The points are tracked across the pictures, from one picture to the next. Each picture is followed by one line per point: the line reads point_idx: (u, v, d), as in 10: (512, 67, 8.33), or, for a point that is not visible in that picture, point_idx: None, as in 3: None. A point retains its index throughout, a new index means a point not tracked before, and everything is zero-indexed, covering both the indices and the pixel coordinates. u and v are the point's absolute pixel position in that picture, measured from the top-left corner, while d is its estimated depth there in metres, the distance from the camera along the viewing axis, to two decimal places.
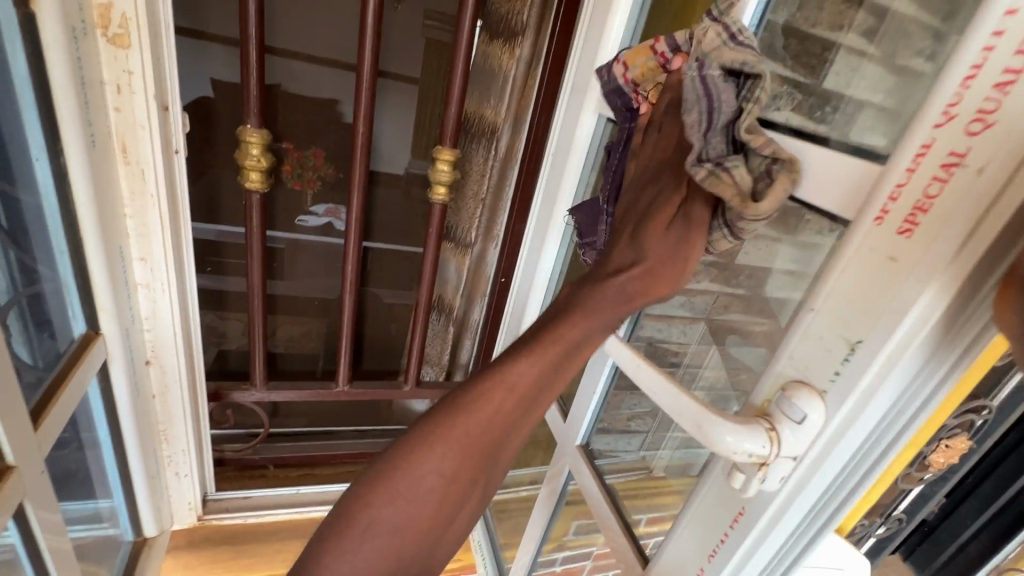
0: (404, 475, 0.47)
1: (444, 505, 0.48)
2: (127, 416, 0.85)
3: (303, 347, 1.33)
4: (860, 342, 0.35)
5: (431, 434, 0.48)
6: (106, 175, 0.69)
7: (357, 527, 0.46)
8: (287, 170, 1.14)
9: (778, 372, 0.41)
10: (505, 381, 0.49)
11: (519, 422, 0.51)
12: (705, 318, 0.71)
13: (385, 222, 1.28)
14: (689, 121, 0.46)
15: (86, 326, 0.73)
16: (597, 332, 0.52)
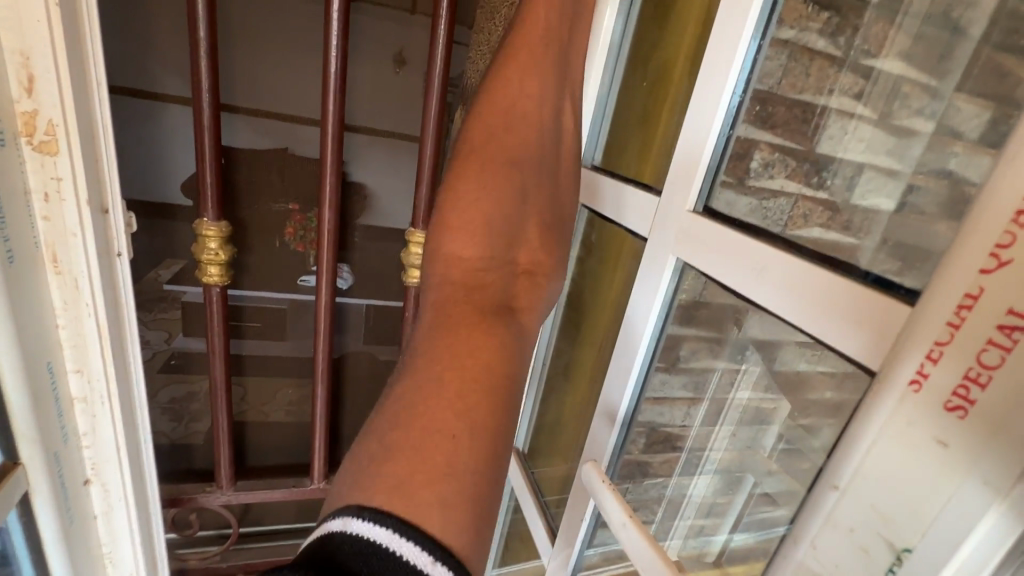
0: (458, 194, 0.63)
1: (524, 184, 0.65)
2: (55, 548, 0.75)
3: (302, 413, 1.23)
4: (908, 551, 0.26)
5: (474, 153, 0.64)
6: (30, 289, 0.63)
7: (447, 224, 0.62)
8: (290, 233, 1.10)
9: (797, 563, 0.31)
10: (506, 91, 0.64)
11: (542, 108, 0.65)
12: (710, 398, 0.62)
13: (369, 285, 1.22)
14: None
15: (3, 456, 0.65)
16: (558, 40, 0.64)
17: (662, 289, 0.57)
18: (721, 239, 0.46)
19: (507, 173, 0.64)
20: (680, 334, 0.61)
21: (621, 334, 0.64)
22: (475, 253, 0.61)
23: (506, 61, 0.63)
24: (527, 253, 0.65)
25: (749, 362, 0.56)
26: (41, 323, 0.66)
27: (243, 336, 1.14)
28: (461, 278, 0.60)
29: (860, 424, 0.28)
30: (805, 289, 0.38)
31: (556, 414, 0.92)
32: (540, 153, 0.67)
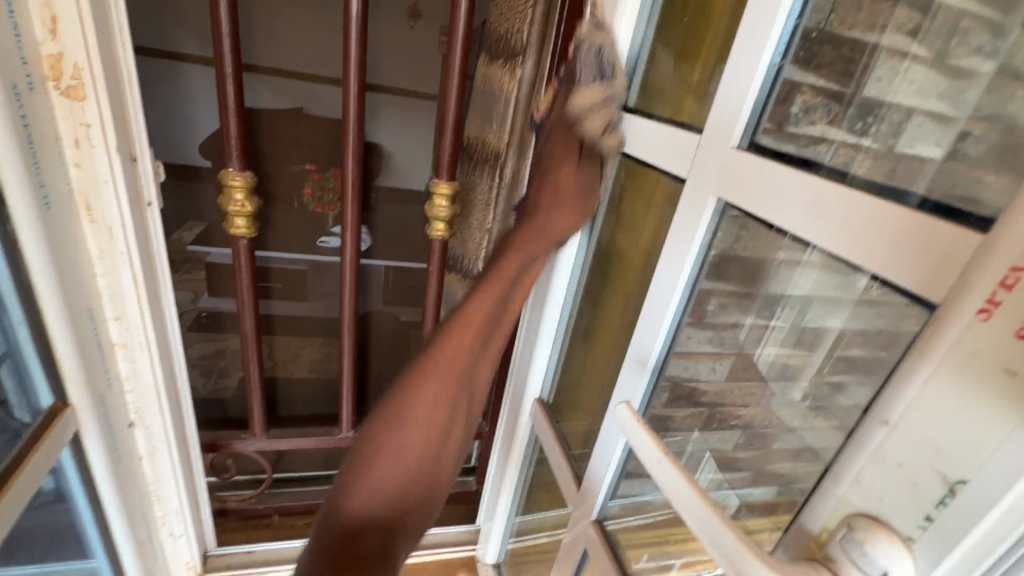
0: (410, 397, 0.63)
1: (422, 454, 0.62)
2: (106, 484, 0.79)
3: (324, 372, 1.27)
4: (964, 482, 0.25)
5: (427, 359, 0.66)
6: (67, 236, 0.64)
7: (390, 410, 0.63)
8: (308, 193, 1.10)
9: (841, 498, 0.31)
10: (413, 389, 0.64)
11: (458, 382, 0.67)
12: (736, 352, 0.62)
13: (390, 243, 1.21)
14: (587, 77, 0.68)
15: (54, 397, 0.68)
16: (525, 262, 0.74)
17: (699, 236, 0.56)
18: (767, 176, 0.45)
19: (450, 391, 0.66)
20: (711, 289, 0.61)
21: (653, 283, 0.63)
22: (368, 503, 0.57)
23: (459, 315, 0.68)
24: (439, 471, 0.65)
25: (778, 319, 0.57)
26: (80, 271, 0.68)
27: (270, 298, 1.18)
28: (399, 479, 0.60)
29: (917, 358, 0.27)
30: (857, 225, 0.37)
31: (580, 369, 0.93)
32: (439, 462, 0.65)
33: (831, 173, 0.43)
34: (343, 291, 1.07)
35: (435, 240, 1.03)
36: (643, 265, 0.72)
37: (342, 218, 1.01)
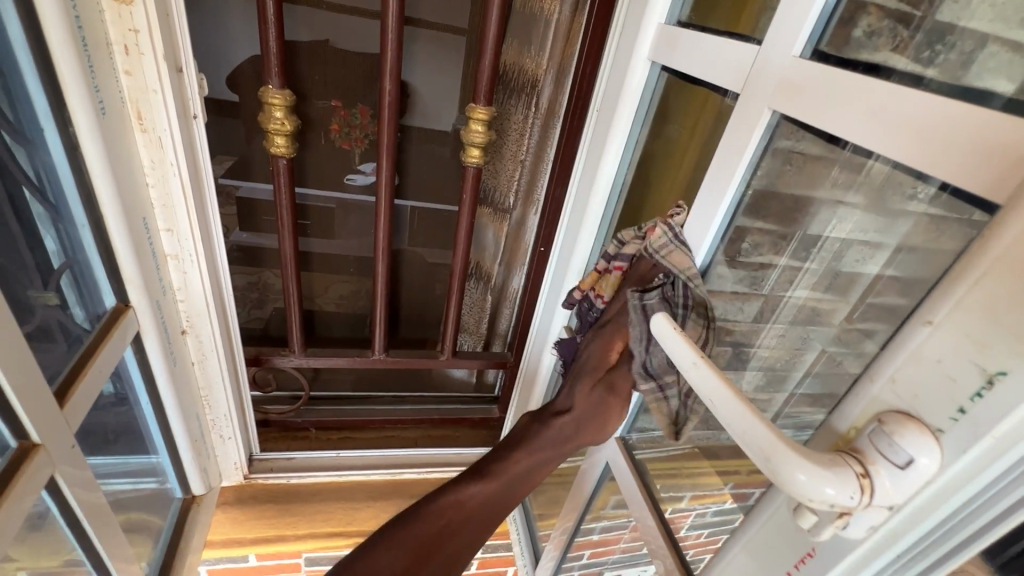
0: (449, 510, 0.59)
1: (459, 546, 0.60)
2: (164, 382, 0.87)
3: (353, 306, 1.31)
4: (1003, 374, 0.26)
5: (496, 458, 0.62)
6: (121, 143, 0.67)
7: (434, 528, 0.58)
8: (335, 129, 1.09)
9: (875, 397, 0.32)
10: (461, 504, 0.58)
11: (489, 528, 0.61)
12: (767, 294, 0.62)
13: (420, 183, 1.19)
14: (633, 332, 0.60)
15: (116, 299, 0.74)
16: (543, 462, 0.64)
17: (749, 152, 0.56)
18: (834, 88, 0.44)
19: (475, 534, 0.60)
20: (745, 227, 0.62)
21: (697, 203, 0.64)
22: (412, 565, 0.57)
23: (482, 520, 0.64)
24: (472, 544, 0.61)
25: (812, 262, 0.55)
26: (134, 179, 0.71)
27: (308, 236, 1.20)
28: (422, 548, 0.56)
29: (972, 257, 0.28)
30: (931, 134, 0.36)
31: None
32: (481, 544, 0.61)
33: (901, 79, 0.41)
34: (378, 223, 1.09)
35: (469, 167, 1.02)
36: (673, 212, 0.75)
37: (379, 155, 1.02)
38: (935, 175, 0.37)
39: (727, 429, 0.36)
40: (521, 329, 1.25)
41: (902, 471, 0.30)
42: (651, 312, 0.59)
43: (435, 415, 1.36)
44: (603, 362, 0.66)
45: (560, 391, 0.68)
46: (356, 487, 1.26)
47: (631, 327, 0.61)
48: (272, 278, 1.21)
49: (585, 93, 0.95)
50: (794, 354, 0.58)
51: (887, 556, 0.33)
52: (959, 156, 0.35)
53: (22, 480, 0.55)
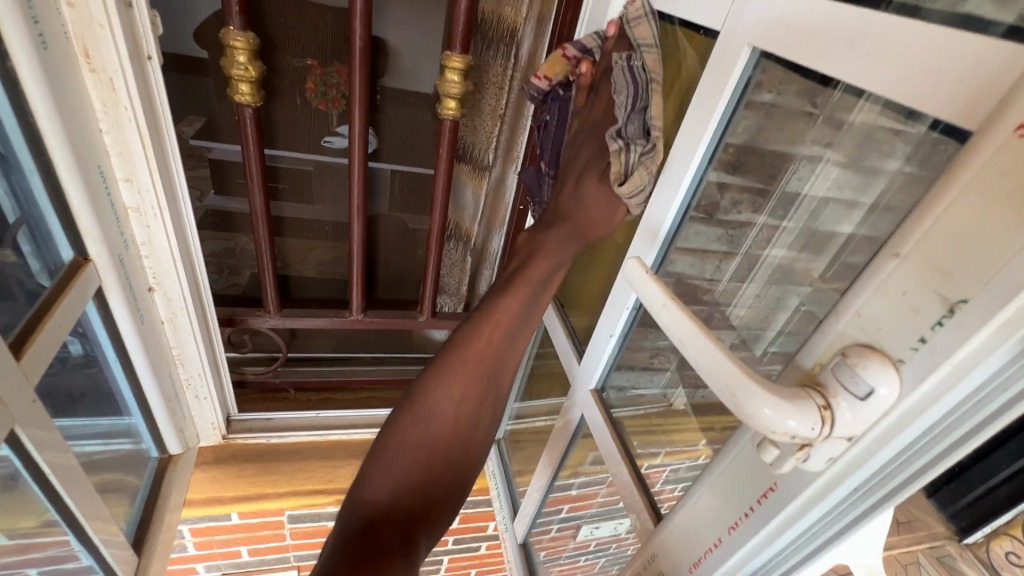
0: (427, 403, 0.70)
1: (453, 426, 0.70)
2: (132, 340, 0.85)
3: (333, 273, 1.29)
4: (963, 302, 0.27)
5: (452, 359, 0.71)
6: (68, 84, 0.63)
7: (414, 411, 0.70)
8: (310, 88, 1.03)
9: (840, 332, 0.33)
10: (490, 324, 0.72)
11: (485, 385, 0.73)
12: (743, 255, 0.63)
13: (396, 146, 1.16)
14: (620, 100, 0.65)
15: (74, 253, 0.71)
16: (554, 269, 0.73)
17: (719, 109, 0.57)
18: (827, 28, 0.43)
19: (462, 405, 0.71)
20: (723, 184, 0.64)
21: (672, 151, 0.64)
22: (417, 443, 0.68)
23: (489, 309, 0.72)
24: (477, 438, 0.73)
25: (790, 220, 0.58)
26: (85, 121, 0.66)
27: (281, 200, 1.16)
28: (418, 453, 0.68)
29: (944, 184, 0.28)
30: (926, 66, 0.35)
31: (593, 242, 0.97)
32: (476, 431, 0.73)
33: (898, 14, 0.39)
34: (352, 194, 1.06)
35: (446, 120, 0.98)
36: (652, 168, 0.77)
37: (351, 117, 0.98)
38: (930, 112, 0.35)
39: (693, 364, 0.36)
40: (500, 286, 1.24)
41: (862, 402, 0.31)
42: (634, 76, 0.64)
43: (415, 375, 1.36)
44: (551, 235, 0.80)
45: (566, 190, 0.72)
46: (338, 446, 1.27)
47: (619, 93, 0.66)
48: (247, 243, 1.18)
49: (565, 41, 0.93)
50: (768, 313, 0.60)
51: (842, 487, 0.35)
52: (954, 89, 0.34)
53: None
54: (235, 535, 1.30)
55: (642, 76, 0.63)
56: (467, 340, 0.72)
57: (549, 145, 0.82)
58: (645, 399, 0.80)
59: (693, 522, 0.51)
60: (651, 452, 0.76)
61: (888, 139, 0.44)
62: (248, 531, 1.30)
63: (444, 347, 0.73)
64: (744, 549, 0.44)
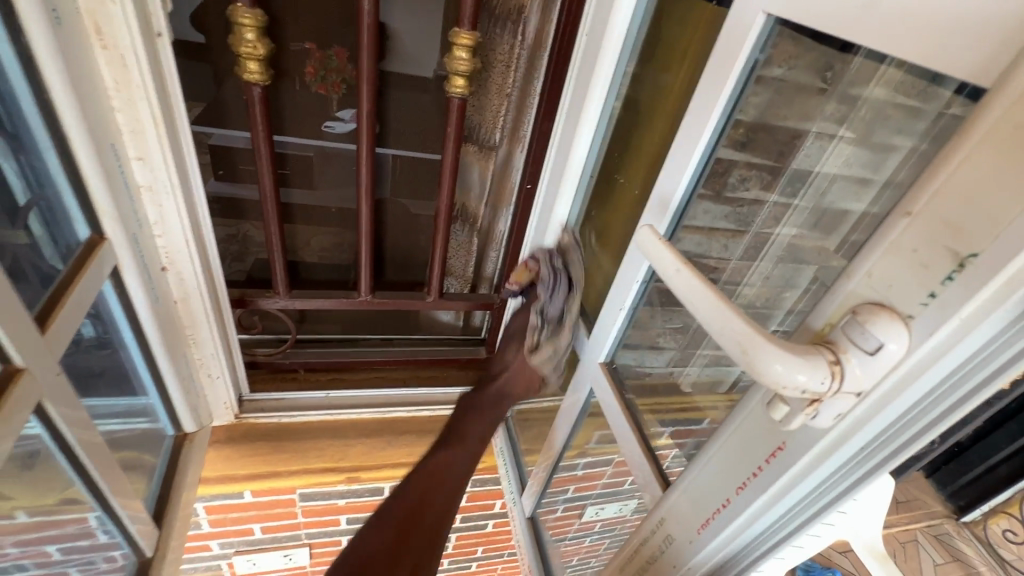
0: (394, 500, 0.91)
1: (407, 517, 0.88)
2: (147, 319, 0.86)
3: (335, 258, 1.30)
4: (974, 257, 0.28)
5: (398, 494, 0.92)
6: (81, 60, 0.63)
7: (379, 525, 0.87)
8: (310, 73, 1.03)
9: (851, 292, 0.34)
10: (443, 470, 0.97)
11: (438, 498, 0.93)
12: (751, 233, 0.65)
13: (402, 129, 1.15)
14: (545, 294, 0.99)
15: (89, 231, 0.71)
16: (492, 420, 1.07)
17: (729, 84, 0.57)
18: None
19: (410, 519, 0.88)
20: (732, 160, 0.64)
21: (683, 126, 0.64)
22: (373, 535, 0.85)
23: (432, 470, 0.96)
24: (445, 513, 0.93)
25: (801, 199, 0.59)
26: (97, 98, 0.67)
27: (290, 186, 1.17)
28: (395, 531, 0.86)
29: (959, 141, 0.29)
30: (944, 31, 0.35)
31: (600, 224, 0.98)
32: (440, 530, 0.90)
33: None
34: (359, 178, 1.06)
35: (453, 98, 0.98)
36: (661, 146, 0.78)
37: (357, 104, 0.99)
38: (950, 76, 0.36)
39: (705, 327, 0.37)
40: (507, 269, 1.25)
41: (872, 356, 0.32)
42: (555, 269, 0.99)
43: (423, 355, 1.37)
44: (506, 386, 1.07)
45: (519, 359, 1.06)
46: (349, 426, 1.30)
47: (544, 293, 1.00)
48: (252, 230, 1.18)
49: (575, 20, 0.92)
50: (778, 292, 0.61)
51: (851, 441, 0.36)
52: (974, 53, 0.34)
53: (10, 404, 0.55)
54: (248, 512, 1.33)
55: (559, 264, 0.99)
56: (423, 488, 0.93)
57: (513, 317, 1.11)
58: (651, 379, 0.82)
59: (700, 485, 0.52)
60: (658, 431, 0.79)
61: (905, 109, 0.45)
62: (261, 509, 1.33)
63: (398, 491, 0.92)
64: (750, 509, 0.45)
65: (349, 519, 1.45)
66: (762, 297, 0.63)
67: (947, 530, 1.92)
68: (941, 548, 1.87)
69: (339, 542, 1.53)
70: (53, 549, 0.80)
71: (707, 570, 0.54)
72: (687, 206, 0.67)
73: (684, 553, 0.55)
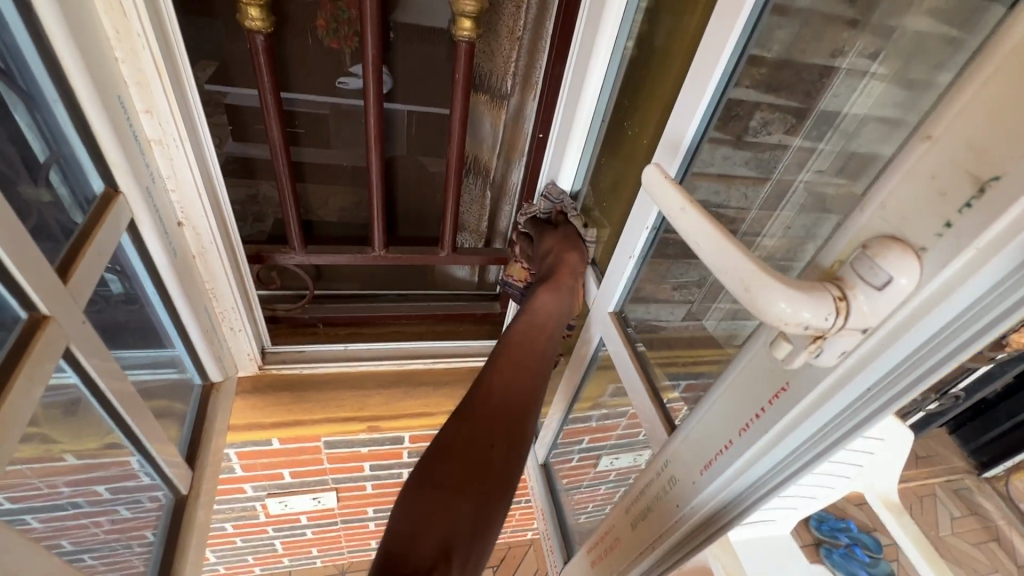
0: (469, 409, 0.76)
1: (480, 423, 0.74)
2: (168, 272, 0.88)
3: (354, 219, 1.30)
4: (995, 178, 0.27)
5: (478, 399, 0.78)
6: (81, 7, 0.63)
7: (453, 436, 0.72)
8: (321, 26, 1.00)
9: (863, 226, 0.34)
10: (505, 376, 0.82)
11: (507, 418, 0.77)
12: (772, 180, 0.62)
13: (410, 82, 1.12)
14: (541, 205, 1.06)
15: (104, 184, 0.73)
16: (541, 343, 0.90)
17: (743, 15, 0.54)
18: None
19: (478, 432, 0.73)
20: (755, 103, 0.62)
21: (691, 67, 0.62)
22: (443, 445, 0.71)
23: (492, 372, 0.83)
24: (512, 439, 0.75)
25: (827, 142, 0.55)
26: (101, 49, 0.67)
27: (301, 145, 1.17)
28: (462, 449, 0.70)
29: (991, 60, 0.27)
30: None
31: (615, 174, 0.96)
32: (510, 448, 0.74)
33: None
34: (368, 134, 1.05)
35: (461, 41, 0.94)
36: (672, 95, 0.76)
37: (364, 58, 0.96)
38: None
39: (708, 265, 0.36)
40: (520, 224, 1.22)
41: (879, 292, 0.32)
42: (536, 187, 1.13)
43: (438, 310, 1.40)
44: (565, 243, 0.99)
45: (556, 273, 0.95)
46: (369, 377, 1.34)
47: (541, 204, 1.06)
48: (270, 189, 1.19)
49: None
50: (795, 243, 0.58)
51: (857, 380, 0.36)
52: None
53: (39, 348, 0.57)
54: (277, 458, 1.40)
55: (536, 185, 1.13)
56: (508, 364, 0.84)
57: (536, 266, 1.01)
58: (668, 332, 0.81)
59: (704, 430, 0.53)
60: (672, 386, 0.78)
61: (940, 41, 0.42)
62: (289, 455, 1.40)
63: (471, 398, 0.78)
64: (751, 452, 0.46)
65: (373, 465, 1.53)
66: (776, 247, 0.61)
67: (967, 485, 1.92)
68: (960, 503, 1.87)
69: (363, 486, 1.61)
70: (103, 488, 0.85)
71: (708, 511, 0.55)
72: (695, 151, 0.65)
73: (687, 494, 0.56)
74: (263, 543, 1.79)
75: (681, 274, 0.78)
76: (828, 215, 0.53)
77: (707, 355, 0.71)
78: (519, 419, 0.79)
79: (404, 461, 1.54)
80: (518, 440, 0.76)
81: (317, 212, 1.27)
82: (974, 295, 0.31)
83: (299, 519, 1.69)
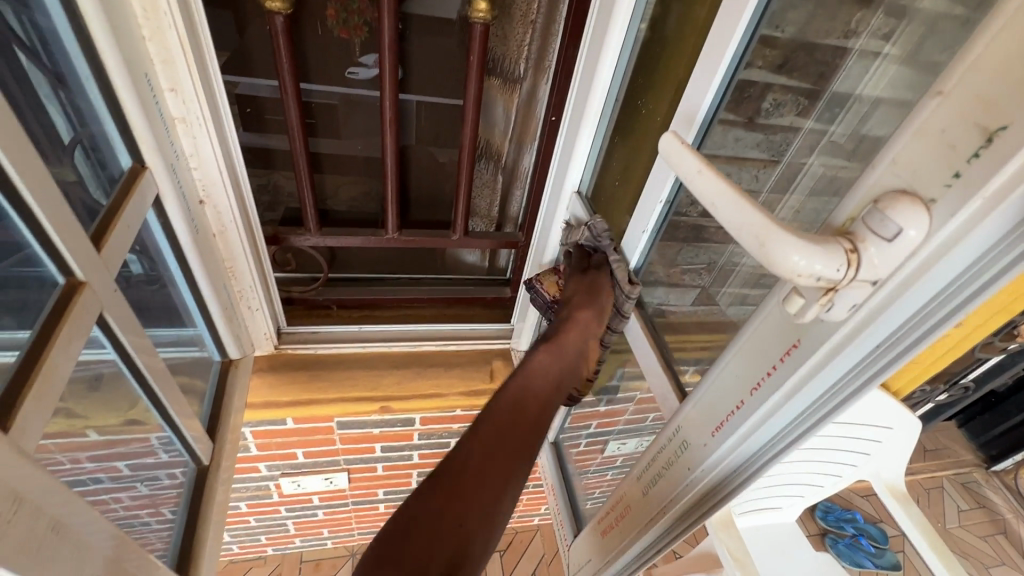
0: (440, 476, 0.74)
1: (448, 496, 0.71)
2: (191, 249, 0.91)
3: (364, 208, 1.32)
4: (1004, 128, 0.29)
5: (453, 463, 0.75)
6: None
7: (415, 510, 0.70)
8: (332, 16, 1.02)
9: (874, 182, 0.35)
10: (487, 442, 0.78)
11: (479, 489, 0.73)
12: (784, 162, 0.63)
13: (423, 71, 1.13)
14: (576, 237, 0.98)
15: (132, 161, 0.75)
16: (534, 408, 0.86)
17: None
18: None
19: (444, 509, 0.70)
20: (767, 83, 0.63)
21: (705, 47, 0.64)
22: (409, 521, 0.69)
23: (475, 435, 0.79)
24: (480, 512, 0.72)
25: (838, 124, 0.56)
26: (130, 28, 0.69)
27: (317, 137, 1.18)
28: (426, 531, 0.67)
29: (999, 25, 0.28)
30: None
31: (625, 158, 0.97)
32: (476, 526, 0.70)
33: None
34: (383, 118, 1.06)
35: (476, 24, 0.95)
36: (683, 79, 0.77)
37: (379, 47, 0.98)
38: None
39: (723, 224, 0.38)
40: (531, 208, 1.23)
41: (889, 243, 0.33)
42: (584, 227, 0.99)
43: (449, 294, 1.42)
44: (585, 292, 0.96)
45: (564, 333, 0.94)
46: (381, 359, 1.37)
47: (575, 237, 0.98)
48: (281, 180, 1.21)
49: None
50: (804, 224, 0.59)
51: (867, 332, 0.38)
52: None
53: (76, 314, 0.60)
54: (291, 438, 1.44)
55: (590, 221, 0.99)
56: (495, 426, 0.80)
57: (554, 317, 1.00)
58: (677, 318, 0.82)
59: (716, 392, 0.56)
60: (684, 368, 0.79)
61: (950, 18, 0.43)
62: (302, 436, 1.44)
63: (446, 462, 0.76)
64: (762, 409, 0.49)
65: (384, 447, 1.56)
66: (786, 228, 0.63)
67: (975, 478, 1.95)
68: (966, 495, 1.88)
69: (374, 468, 1.65)
70: (122, 466, 0.85)
71: (718, 474, 0.57)
72: (707, 127, 0.67)
73: (699, 456, 0.59)
74: (276, 523, 1.83)
75: (692, 258, 0.79)
76: (837, 194, 0.54)
77: (711, 341, 0.72)
78: (492, 497, 0.73)
79: (414, 443, 1.57)
80: (487, 521, 0.71)
81: (331, 201, 1.29)
82: (980, 243, 0.32)
83: (312, 500, 1.73)
